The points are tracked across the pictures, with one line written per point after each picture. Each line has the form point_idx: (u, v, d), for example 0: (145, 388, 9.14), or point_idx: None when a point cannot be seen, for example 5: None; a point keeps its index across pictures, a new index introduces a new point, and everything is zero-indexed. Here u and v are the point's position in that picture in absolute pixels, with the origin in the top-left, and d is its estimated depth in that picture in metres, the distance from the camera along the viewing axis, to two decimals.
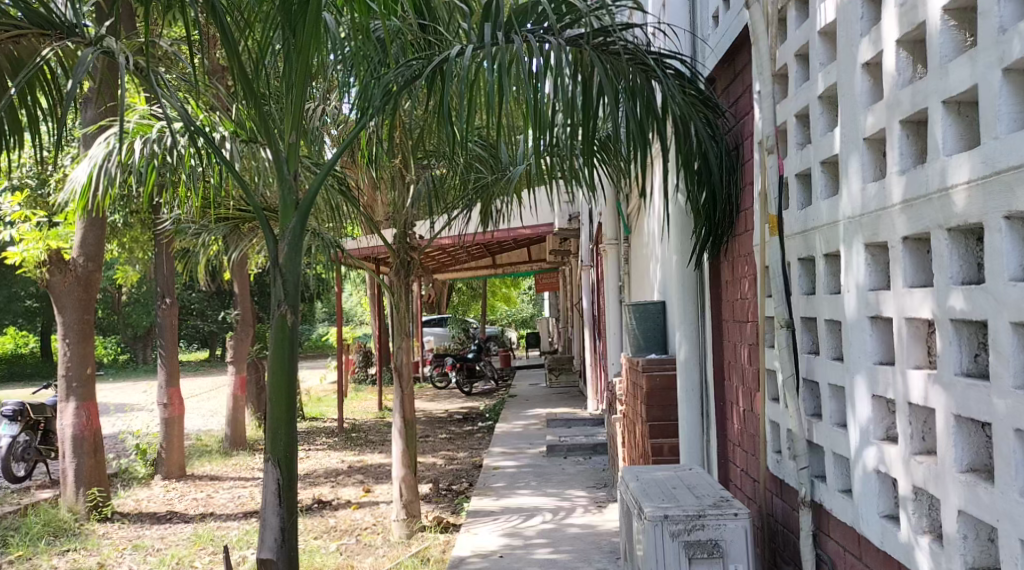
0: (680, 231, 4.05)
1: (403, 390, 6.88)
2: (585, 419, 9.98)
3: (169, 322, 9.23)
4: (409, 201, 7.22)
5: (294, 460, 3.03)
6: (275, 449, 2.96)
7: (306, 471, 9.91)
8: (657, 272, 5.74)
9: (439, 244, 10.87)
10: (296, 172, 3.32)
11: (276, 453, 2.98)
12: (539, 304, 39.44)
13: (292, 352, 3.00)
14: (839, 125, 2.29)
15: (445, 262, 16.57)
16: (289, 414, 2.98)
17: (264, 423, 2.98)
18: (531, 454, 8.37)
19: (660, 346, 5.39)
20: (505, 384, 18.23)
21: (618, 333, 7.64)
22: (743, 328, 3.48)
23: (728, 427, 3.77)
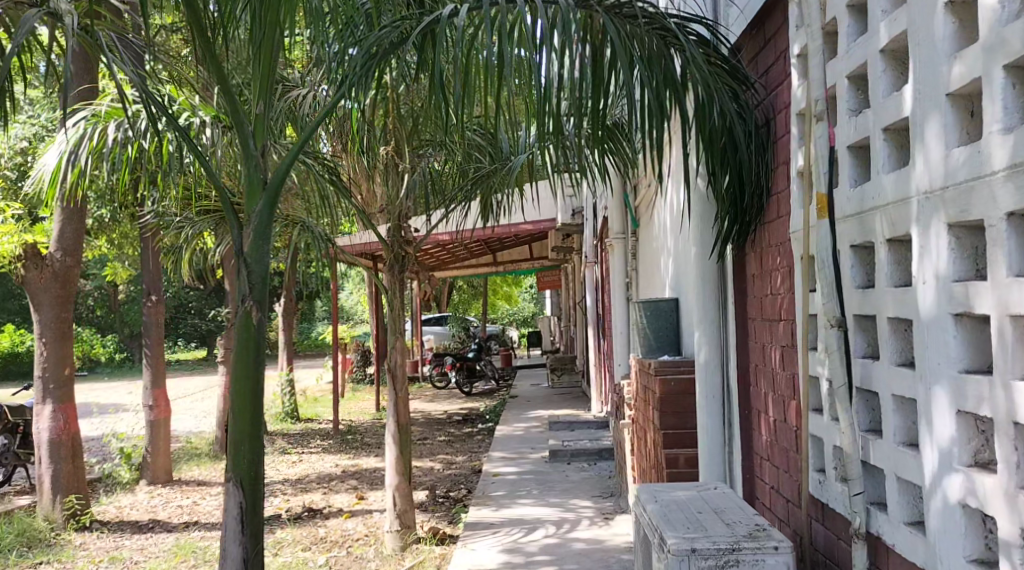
0: (700, 219, 3.65)
1: (397, 393, 6.50)
2: (589, 422, 9.60)
3: (155, 320, 8.81)
4: (403, 193, 6.83)
5: (259, 478, 2.75)
6: (238, 467, 2.68)
7: (298, 475, 9.52)
8: (669, 266, 5.36)
9: (437, 239, 10.50)
10: (264, 146, 2.97)
11: (238, 472, 2.70)
12: (541, 303, 39.05)
13: (257, 354, 2.70)
14: (911, 80, 1.89)
15: (444, 259, 16.19)
16: (253, 424, 2.70)
17: (227, 436, 2.70)
18: (532, 459, 7.98)
19: (673, 347, 4.98)
20: (505, 385, 17.86)
21: (625, 333, 7.24)
22: (775, 327, 3.07)
23: (754, 438, 3.37)
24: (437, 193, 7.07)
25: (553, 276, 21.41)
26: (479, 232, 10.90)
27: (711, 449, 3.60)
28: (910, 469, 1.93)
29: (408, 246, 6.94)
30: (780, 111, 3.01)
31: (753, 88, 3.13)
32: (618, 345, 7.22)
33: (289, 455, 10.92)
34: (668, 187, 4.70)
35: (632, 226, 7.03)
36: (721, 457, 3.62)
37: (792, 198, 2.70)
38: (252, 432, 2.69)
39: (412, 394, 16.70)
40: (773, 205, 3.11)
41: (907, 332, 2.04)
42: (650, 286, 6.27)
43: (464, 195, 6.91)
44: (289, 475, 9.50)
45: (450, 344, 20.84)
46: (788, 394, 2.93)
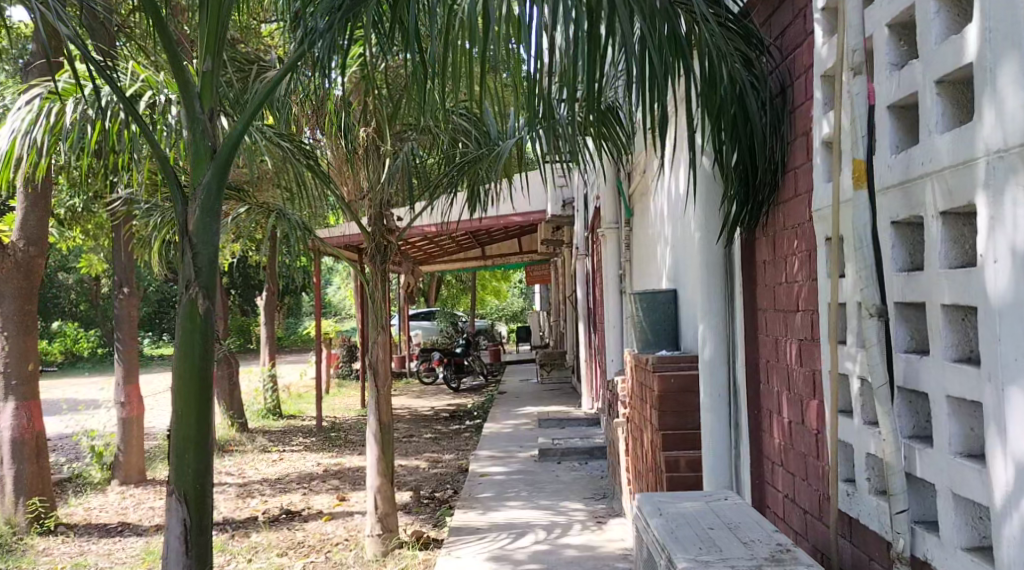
0: (705, 200, 3.32)
1: (380, 390, 6.17)
2: (580, 420, 9.30)
3: (128, 313, 8.47)
4: (384, 180, 6.46)
5: (206, 494, 2.76)
6: (182, 483, 2.69)
7: (278, 475, 9.18)
8: (666, 254, 5.06)
9: (423, 231, 10.18)
10: (212, 109, 2.92)
11: (183, 489, 2.71)
12: (530, 298, 38.73)
13: (203, 342, 2.71)
14: (978, 18, 1.57)
15: (431, 253, 15.85)
16: (200, 439, 2.71)
17: (171, 450, 2.72)
18: (521, 458, 7.66)
19: (670, 342, 4.66)
20: (494, 380, 17.55)
21: (619, 328, 6.91)
22: (791, 319, 2.75)
23: (765, 442, 3.07)
24: (421, 180, 6.78)
25: (543, 271, 21.04)
26: (467, 224, 10.57)
27: (716, 453, 3.28)
28: (974, 485, 1.62)
29: (390, 235, 6.60)
30: (797, 77, 2.68)
31: (769, 53, 2.81)
32: (612, 340, 6.89)
33: (270, 454, 10.58)
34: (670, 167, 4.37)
35: (626, 215, 6.73)
36: (727, 462, 3.30)
37: (813, 170, 2.38)
38: (194, 438, 2.69)
39: (399, 391, 16.35)
40: (788, 182, 2.80)
41: (965, 323, 1.72)
42: (645, 277, 5.96)
43: (450, 181, 6.61)
44: (268, 475, 9.16)
45: (438, 339, 20.49)
46: (807, 393, 2.61)
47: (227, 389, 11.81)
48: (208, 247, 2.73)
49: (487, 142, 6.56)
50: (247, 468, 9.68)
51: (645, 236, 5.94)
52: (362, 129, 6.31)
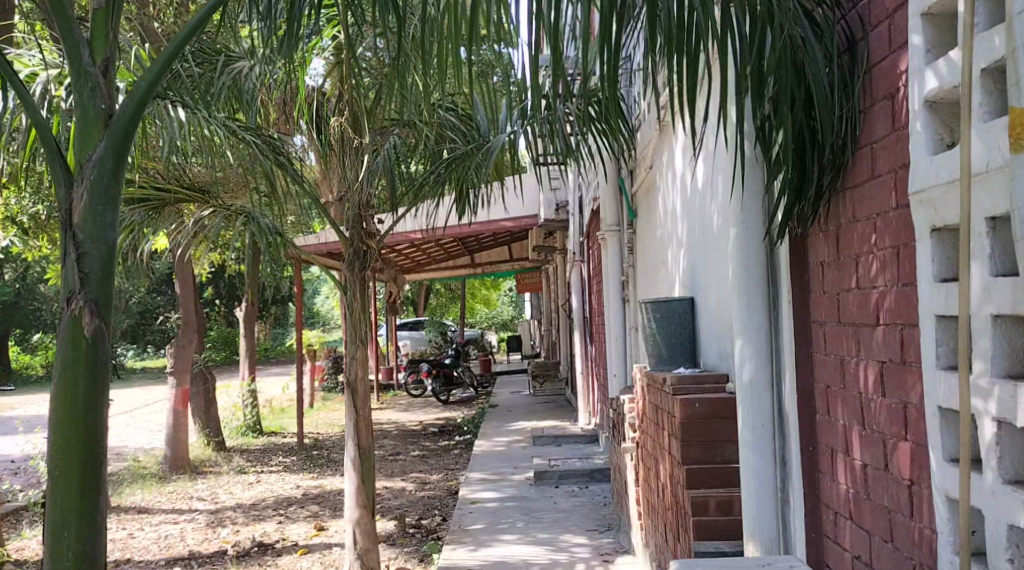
0: (750, 191, 2.74)
1: (357, 413, 5.70)
2: (576, 436, 8.72)
3: None
4: (364, 179, 5.86)
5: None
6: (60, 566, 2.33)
7: (253, 500, 8.63)
8: (677, 258, 4.54)
9: (409, 237, 9.65)
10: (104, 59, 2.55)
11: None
12: (521, 308, 38.19)
13: (91, 379, 2.36)
14: None
15: (418, 261, 15.30)
16: (83, 505, 2.35)
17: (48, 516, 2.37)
18: (515, 482, 7.06)
19: (688, 359, 4.11)
20: (485, 392, 16.98)
21: (621, 340, 6.32)
22: (863, 333, 2.18)
23: (824, 486, 2.49)
24: (404, 181, 6.24)
25: (535, 280, 20.51)
26: (455, 230, 10.04)
27: (760, 499, 2.69)
28: None
29: (370, 240, 5.99)
30: (875, 27, 2.12)
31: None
32: (614, 353, 6.32)
33: (247, 476, 9.99)
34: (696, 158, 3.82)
35: (628, 217, 6.17)
36: (774, 510, 2.71)
37: (910, 142, 1.83)
38: (86, 492, 2.36)
39: (386, 404, 15.75)
40: (859, 161, 2.23)
41: None
42: (651, 285, 5.39)
43: (436, 181, 6.10)
44: (243, 501, 8.59)
45: (426, 350, 19.89)
46: (891, 433, 2.04)
47: (203, 404, 11.29)
48: (98, 247, 2.38)
49: (478, 139, 6.08)
50: (222, 493, 9.09)
51: (652, 239, 5.37)
52: (335, 116, 5.72)
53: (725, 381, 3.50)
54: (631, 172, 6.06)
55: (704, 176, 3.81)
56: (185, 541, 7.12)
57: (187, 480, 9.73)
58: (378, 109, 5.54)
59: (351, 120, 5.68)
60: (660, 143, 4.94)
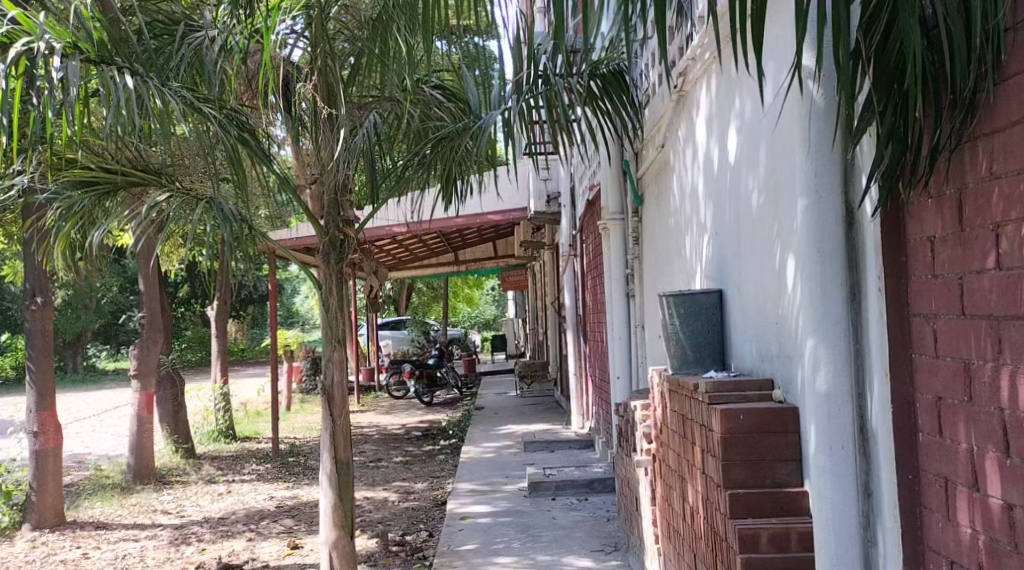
0: (822, 153, 2.21)
1: (336, 421, 5.12)
2: (571, 441, 8.16)
3: (41, 326, 7.62)
4: (340, 160, 5.25)
5: None
6: None
7: (222, 514, 8.08)
8: (695, 241, 4.00)
9: (390, 231, 9.11)
10: None
11: None
12: (505, 307, 37.55)
13: None
14: None
15: (399, 258, 14.72)
16: None
17: None
18: (509, 493, 6.49)
19: (717, 361, 3.54)
20: (470, 393, 16.41)
21: (625, 339, 5.74)
22: (1008, 330, 1.72)
23: (935, 526, 1.96)
24: (385, 168, 5.70)
25: (520, 277, 19.92)
26: (439, 223, 9.48)
27: (842, 543, 2.17)
28: None
29: (349, 230, 5.43)
30: None
31: None
32: (617, 353, 5.74)
33: (217, 486, 9.40)
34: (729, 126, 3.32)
35: (632, 203, 5.59)
36: (857, 554, 2.18)
37: None
38: None
39: (367, 406, 15.14)
40: (1003, 96, 1.74)
41: None
42: (661, 278, 4.83)
43: (421, 168, 5.56)
44: (210, 515, 8.05)
45: (408, 350, 19.27)
46: None
47: (172, 410, 10.68)
48: None
49: (468, 117, 5.57)
50: (189, 506, 8.52)
51: (662, 226, 4.81)
52: (303, 82, 5.14)
53: (770, 389, 2.93)
54: (637, 154, 5.50)
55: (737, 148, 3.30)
56: (145, 561, 6.53)
57: (151, 491, 9.13)
58: (360, 75, 5.04)
59: (325, 91, 5.06)
60: (674, 116, 4.39)
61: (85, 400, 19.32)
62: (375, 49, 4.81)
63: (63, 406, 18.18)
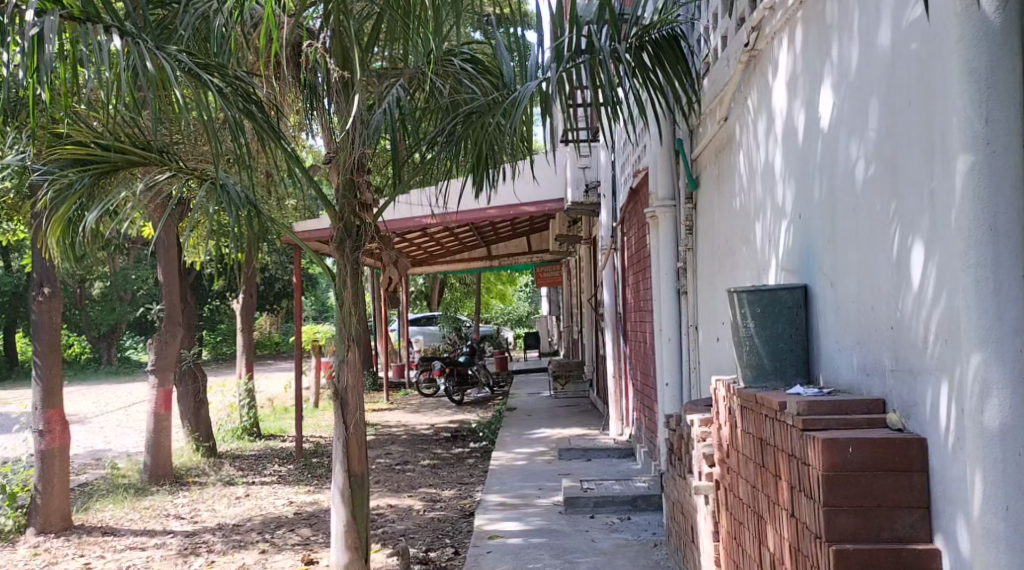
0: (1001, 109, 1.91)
1: (350, 432, 4.60)
2: (610, 449, 7.54)
3: (48, 318, 7.14)
4: (358, 136, 4.69)
5: None
6: None
7: (236, 521, 7.57)
8: (768, 228, 3.40)
9: (420, 221, 8.55)
10: None
11: None
12: (538, 304, 36.88)
13: None
14: None
15: (430, 252, 14.16)
16: None
17: None
18: (543, 508, 5.89)
19: (801, 374, 2.91)
20: (501, 392, 15.82)
21: (675, 339, 5.08)
22: None
23: None
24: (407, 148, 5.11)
25: (555, 274, 19.27)
26: (471, 214, 8.90)
27: None
28: None
29: (365, 213, 4.85)
30: None
31: None
32: (667, 357, 5.08)
33: (235, 489, 8.89)
34: (818, 84, 2.83)
35: (686, 187, 4.93)
36: None
37: None
38: None
39: (396, 404, 14.59)
40: None
41: None
42: (721, 272, 4.23)
43: (449, 148, 4.96)
44: (225, 521, 7.54)
45: (439, 347, 18.72)
46: None
47: (193, 407, 10.21)
48: None
49: (502, 91, 4.98)
50: (203, 510, 8.02)
51: (722, 212, 4.19)
52: (313, 39, 4.67)
53: (884, 411, 2.33)
54: (692, 131, 4.84)
55: (821, 112, 2.81)
56: None
57: (167, 493, 8.64)
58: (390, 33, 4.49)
59: (339, 52, 4.58)
60: (744, 82, 3.74)
61: (113, 393, 19.05)
62: (397, 5, 4.34)
63: (91, 400, 17.89)
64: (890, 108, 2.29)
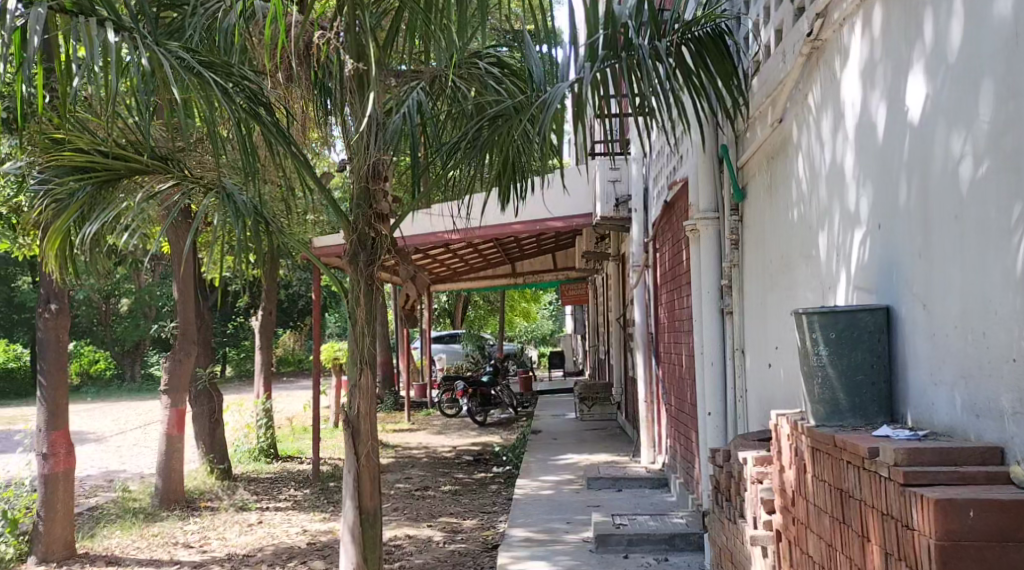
0: None
1: (360, 462, 4.21)
2: (641, 478, 7.09)
3: (54, 336, 6.70)
4: (373, 140, 4.33)
5: None
6: None
7: (246, 551, 7.17)
8: (833, 241, 2.98)
9: (443, 235, 8.19)
10: None
11: None
12: (562, 322, 36.30)
13: None
14: None
15: (453, 268, 13.78)
16: None
17: None
18: (572, 545, 5.45)
19: (884, 411, 2.48)
20: (525, 413, 15.37)
21: (719, 364, 4.64)
22: None
23: None
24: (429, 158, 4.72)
25: (580, 292, 18.82)
26: (495, 229, 8.53)
27: None
28: None
29: (383, 225, 4.46)
30: None
31: None
32: (710, 383, 4.65)
33: (248, 516, 8.50)
34: (904, 68, 2.42)
35: (731, 198, 4.50)
36: None
37: None
38: None
39: (417, 424, 14.18)
40: None
41: None
42: (773, 291, 3.81)
43: (472, 157, 4.56)
44: (235, 551, 7.14)
45: (463, 365, 18.30)
46: None
47: (208, 427, 9.86)
48: None
49: (531, 94, 4.59)
50: (213, 539, 7.63)
51: (774, 225, 3.77)
52: (325, 32, 4.34)
53: (1002, 463, 1.91)
54: (738, 137, 4.42)
55: (907, 102, 2.41)
56: None
57: (177, 519, 8.26)
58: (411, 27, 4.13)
59: (353, 46, 4.25)
60: (803, 76, 3.33)
61: (134, 410, 18.82)
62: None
63: (110, 417, 17.61)
64: (1014, 88, 1.90)
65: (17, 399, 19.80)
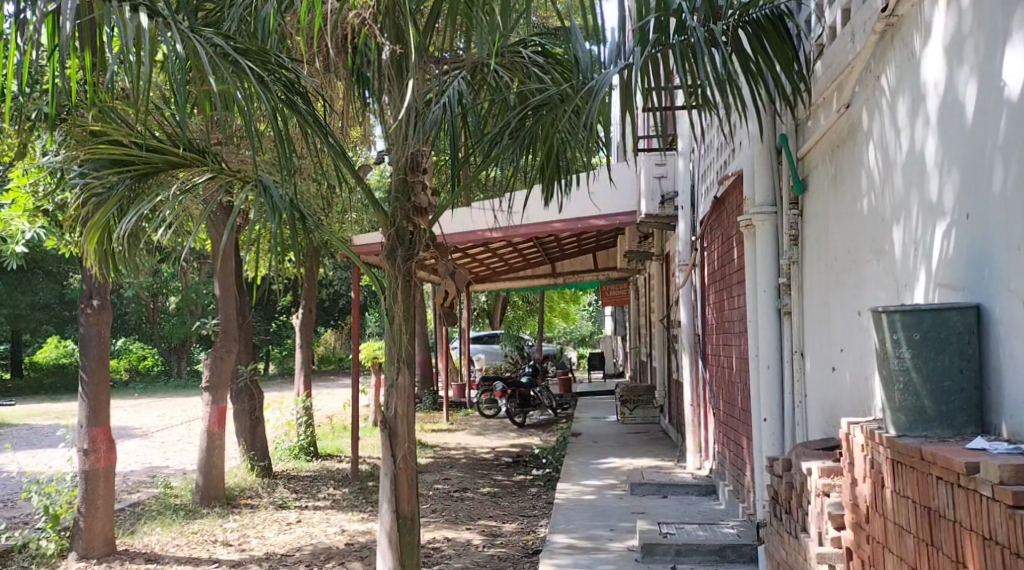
0: None
1: (398, 464, 4.03)
2: (688, 483, 6.84)
3: (96, 333, 6.54)
4: (412, 129, 4.14)
5: None
6: None
7: (284, 551, 7.03)
8: (911, 233, 2.73)
9: (484, 233, 8.00)
10: None
11: None
12: (603, 323, 35.93)
13: None
14: None
15: (492, 268, 13.59)
16: None
17: None
18: (618, 553, 5.23)
19: (975, 421, 2.24)
20: (565, 414, 15.13)
21: (775, 367, 4.39)
22: None
23: None
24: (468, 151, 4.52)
25: (621, 293, 18.51)
26: (537, 226, 8.32)
27: None
28: None
29: (422, 219, 4.28)
30: None
31: None
32: (766, 387, 4.40)
33: (287, 514, 8.39)
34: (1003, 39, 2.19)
35: (790, 191, 4.25)
36: None
37: None
38: None
39: (457, 424, 14.01)
40: None
41: None
42: (838, 290, 3.56)
43: (513, 149, 4.34)
44: (273, 551, 7.01)
45: (503, 366, 18.11)
46: None
47: (249, 425, 9.77)
48: None
49: (577, 81, 4.38)
50: (252, 537, 7.51)
51: (840, 219, 3.53)
52: (363, 17, 4.17)
53: None
54: (798, 125, 4.17)
55: (1006, 78, 2.17)
56: None
57: (216, 516, 8.15)
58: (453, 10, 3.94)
59: (391, 32, 4.08)
60: (876, 57, 3.09)
61: (178, 406, 18.90)
62: None
63: (154, 414, 17.66)
64: None
65: (65, 394, 20.03)
